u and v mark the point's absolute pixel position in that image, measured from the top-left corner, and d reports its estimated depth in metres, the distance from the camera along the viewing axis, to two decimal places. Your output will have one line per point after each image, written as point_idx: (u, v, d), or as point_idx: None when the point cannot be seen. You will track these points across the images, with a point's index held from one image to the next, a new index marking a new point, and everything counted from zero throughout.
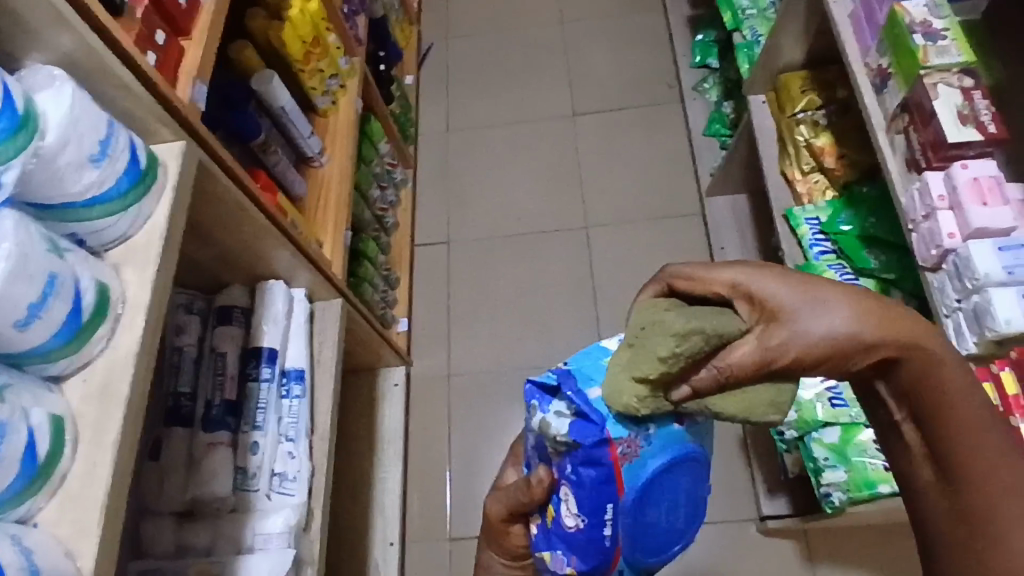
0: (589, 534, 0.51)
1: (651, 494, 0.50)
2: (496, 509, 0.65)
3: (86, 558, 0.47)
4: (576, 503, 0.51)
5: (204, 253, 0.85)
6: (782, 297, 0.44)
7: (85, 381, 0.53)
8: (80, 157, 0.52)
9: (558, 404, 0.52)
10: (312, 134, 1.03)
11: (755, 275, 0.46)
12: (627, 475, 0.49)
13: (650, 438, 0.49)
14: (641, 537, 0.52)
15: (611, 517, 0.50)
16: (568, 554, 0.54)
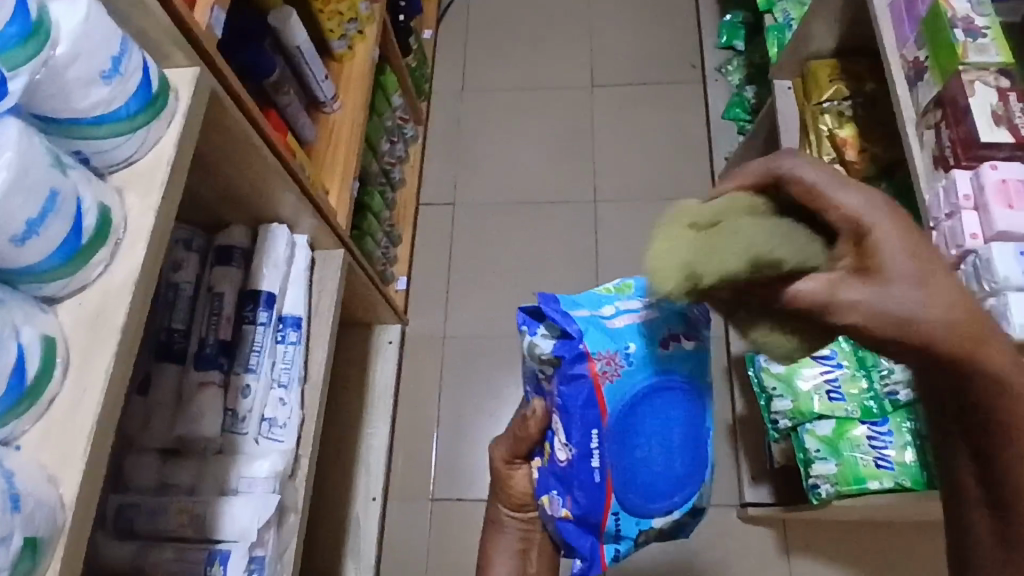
0: (577, 462, 0.58)
1: (635, 422, 0.57)
2: (500, 451, 0.72)
3: (69, 485, 0.47)
4: (566, 433, 0.59)
5: (208, 189, 0.83)
6: (884, 245, 0.43)
7: (80, 306, 0.52)
8: (91, 73, 0.50)
9: (544, 330, 0.62)
10: (326, 78, 1.00)
11: (884, 222, 0.43)
12: (609, 395, 0.57)
13: (629, 356, 0.58)
14: (631, 473, 0.58)
15: (597, 445, 0.57)
16: (564, 497, 0.61)
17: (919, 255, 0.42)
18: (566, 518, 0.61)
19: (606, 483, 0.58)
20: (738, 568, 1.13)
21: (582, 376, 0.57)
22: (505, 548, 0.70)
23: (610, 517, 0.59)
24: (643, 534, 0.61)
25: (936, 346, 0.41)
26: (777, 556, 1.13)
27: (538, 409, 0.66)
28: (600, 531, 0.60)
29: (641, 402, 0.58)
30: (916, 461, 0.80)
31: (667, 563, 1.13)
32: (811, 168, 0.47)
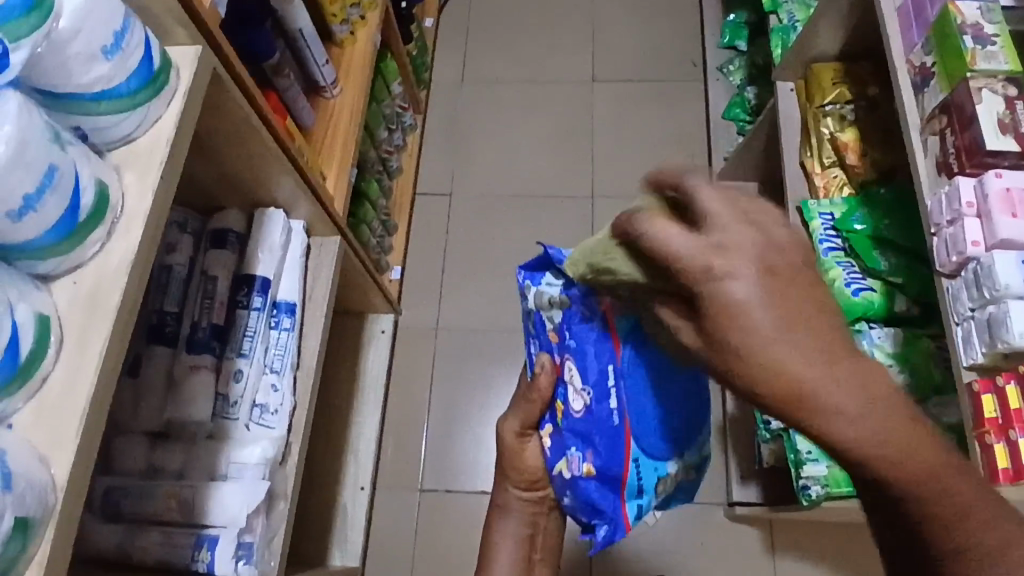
0: (595, 406, 0.58)
1: (647, 356, 0.58)
2: (513, 421, 0.70)
3: (61, 467, 0.46)
4: (581, 374, 0.59)
5: (204, 170, 0.82)
6: (749, 307, 0.36)
7: (74, 285, 0.51)
8: (92, 48, 0.48)
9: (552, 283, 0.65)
10: (327, 62, 0.99)
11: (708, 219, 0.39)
12: (619, 332, 0.59)
13: None
14: (647, 407, 0.57)
15: (613, 381, 0.58)
16: (585, 451, 0.60)
17: (794, 287, 0.37)
18: (588, 478, 0.60)
19: (623, 426, 0.57)
20: (723, 565, 1.14)
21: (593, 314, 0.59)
22: (511, 534, 0.71)
23: (631, 466, 0.58)
24: (660, 485, 0.59)
25: (824, 411, 0.35)
26: (763, 554, 1.14)
27: (545, 367, 0.65)
28: (623, 486, 0.58)
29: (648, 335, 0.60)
30: None
31: (653, 559, 1.14)
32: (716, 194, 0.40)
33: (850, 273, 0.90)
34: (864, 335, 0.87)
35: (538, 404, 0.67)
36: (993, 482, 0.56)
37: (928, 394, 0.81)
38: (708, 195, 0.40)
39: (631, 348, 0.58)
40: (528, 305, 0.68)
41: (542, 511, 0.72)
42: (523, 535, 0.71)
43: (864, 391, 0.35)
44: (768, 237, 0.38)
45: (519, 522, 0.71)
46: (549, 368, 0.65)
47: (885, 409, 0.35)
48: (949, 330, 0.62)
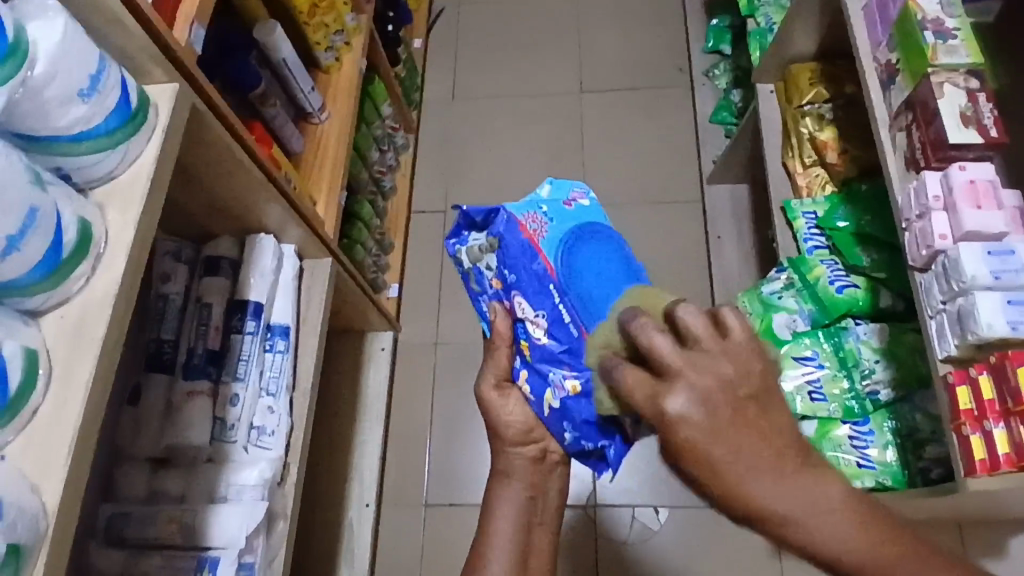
0: (554, 322, 0.58)
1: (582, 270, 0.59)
2: (496, 370, 0.69)
3: (52, 494, 0.47)
4: (529, 302, 0.59)
5: (194, 201, 0.84)
6: (707, 448, 0.36)
7: (62, 317, 0.53)
8: (68, 92, 0.51)
9: (476, 233, 0.62)
10: (313, 90, 1.01)
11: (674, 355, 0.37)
12: (547, 249, 0.58)
13: (549, 216, 0.60)
14: None
15: (558, 295, 0.58)
16: (563, 369, 0.60)
17: (744, 415, 0.36)
18: (574, 399, 0.58)
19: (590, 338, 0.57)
20: (731, 567, 1.13)
21: (517, 238, 0.57)
22: (514, 501, 0.67)
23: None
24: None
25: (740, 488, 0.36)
26: (770, 554, 1.13)
27: (501, 314, 0.65)
28: None
29: (575, 251, 0.59)
30: (897, 460, 0.82)
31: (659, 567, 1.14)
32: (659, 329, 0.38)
33: (835, 270, 0.91)
34: (849, 332, 0.88)
35: (505, 347, 0.67)
36: (971, 474, 0.57)
37: (913, 386, 0.83)
38: (664, 344, 0.37)
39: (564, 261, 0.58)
40: (462, 266, 0.65)
41: (546, 470, 0.69)
42: (528, 497, 0.68)
43: (807, 490, 0.37)
44: (718, 374, 0.36)
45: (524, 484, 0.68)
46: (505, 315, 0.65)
47: (833, 510, 0.37)
48: (923, 323, 0.63)
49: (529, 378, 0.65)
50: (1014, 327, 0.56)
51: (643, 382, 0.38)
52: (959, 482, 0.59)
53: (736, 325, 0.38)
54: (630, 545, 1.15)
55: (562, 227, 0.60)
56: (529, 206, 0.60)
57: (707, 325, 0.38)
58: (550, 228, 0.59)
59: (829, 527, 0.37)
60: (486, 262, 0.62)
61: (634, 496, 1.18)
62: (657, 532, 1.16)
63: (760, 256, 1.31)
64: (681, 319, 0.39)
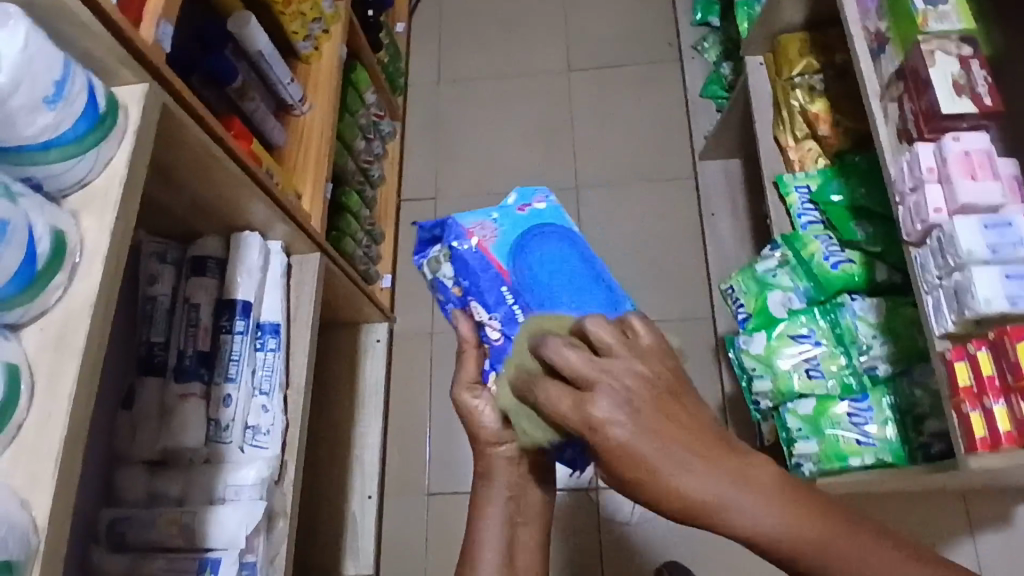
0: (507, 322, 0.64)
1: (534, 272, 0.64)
2: (467, 374, 0.69)
3: (41, 509, 0.47)
4: (485, 306, 0.65)
5: (174, 201, 0.82)
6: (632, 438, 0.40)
7: (41, 330, 0.52)
8: (34, 99, 0.49)
9: (435, 246, 0.70)
10: (292, 81, 0.99)
11: (589, 367, 0.42)
12: (496, 254, 0.65)
13: (498, 223, 0.67)
14: None
15: (510, 297, 0.64)
16: None
17: (668, 411, 0.41)
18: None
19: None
20: (735, 544, 1.14)
21: (468, 250, 0.66)
22: (496, 501, 0.65)
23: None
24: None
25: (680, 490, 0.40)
26: None
27: (465, 321, 0.69)
28: None
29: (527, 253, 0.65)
30: (897, 436, 0.82)
31: (663, 547, 1.14)
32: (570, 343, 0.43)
33: (830, 245, 0.90)
34: (845, 308, 0.87)
35: (472, 350, 0.68)
36: (972, 451, 0.56)
37: (912, 360, 0.82)
38: (577, 356, 0.42)
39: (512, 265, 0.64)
40: (426, 280, 0.72)
41: (526, 468, 0.66)
42: (509, 496, 0.65)
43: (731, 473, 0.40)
44: (634, 374, 0.41)
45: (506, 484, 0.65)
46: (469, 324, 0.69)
47: (762, 491, 0.40)
48: (920, 300, 0.62)
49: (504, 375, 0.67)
50: (1013, 301, 0.56)
51: (567, 396, 0.42)
52: (959, 458, 0.58)
53: (643, 330, 0.44)
54: (633, 526, 1.16)
55: (513, 230, 0.66)
56: (480, 217, 0.67)
57: (616, 335, 0.44)
58: (499, 236, 0.66)
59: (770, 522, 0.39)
60: (446, 275, 0.70)
61: None
62: (660, 512, 1.16)
63: (755, 233, 1.29)
64: (589, 331, 0.45)
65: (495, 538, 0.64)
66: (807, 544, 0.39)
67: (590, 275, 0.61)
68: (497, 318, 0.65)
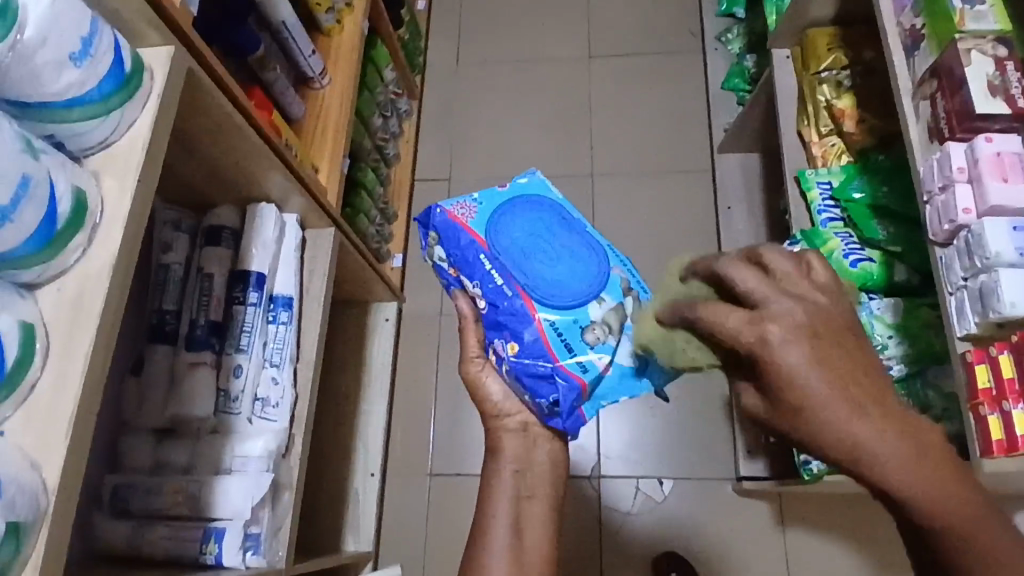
0: (488, 289, 0.61)
1: (513, 240, 0.62)
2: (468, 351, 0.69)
3: (52, 471, 0.47)
4: (469, 280, 0.63)
5: (192, 169, 0.82)
6: (804, 375, 0.39)
7: (59, 291, 0.51)
8: (61, 56, 0.48)
9: (425, 232, 0.69)
10: (314, 53, 0.98)
11: (772, 296, 0.42)
12: (475, 227, 0.63)
13: (476, 199, 0.65)
14: (538, 272, 0.61)
15: (489, 265, 0.61)
16: (506, 337, 0.61)
17: (841, 366, 0.40)
18: (519, 359, 0.60)
19: (522, 294, 0.60)
20: (734, 538, 1.14)
21: (446, 227, 0.64)
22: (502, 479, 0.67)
23: (548, 331, 0.59)
24: (589, 333, 0.59)
25: (843, 434, 0.39)
26: (772, 525, 1.14)
27: (463, 300, 0.68)
28: (549, 350, 0.58)
29: (507, 223, 0.63)
30: None
31: (662, 538, 1.15)
32: (748, 270, 0.44)
33: (849, 243, 0.90)
34: (864, 307, 0.86)
35: (472, 324, 0.68)
36: (988, 453, 0.56)
37: (927, 363, 0.82)
38: (752, 279, 0.43)
39: (493, 234, 0.62)
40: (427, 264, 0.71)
41: (532, 443, 0.69)
42: (514, 470, 0.68)
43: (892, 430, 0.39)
44: (812, 306, 0.41)
45: (513, 459, 0.68)
46: (468, 301, 0.68)
47: (920, 456, 0.39)
48: (943, 299, 0.62)
49: (495, 348, 0.64)
50: None
51: (735, 314, 0.42)
52: (974, 460, 0.58)
53: (823, 269, 0.44)
54: (633, 516, 1.16)
55: (491, 204, 0.64)
56: (458, 196, 0.65)
57: (790, 266, 0.44)
58: (476, 209, 0.64)
59: (917, 489, 0.39)
60: (438, 255, 0.67)
61: (638, 467, 1.19)
62: (661, 503, 1.17)
63: (770, 229, 1.28)
64: (765, 257, 0.45)
65: (504, 513, 0.66)
66: (940, 515, 0.39)
67: (578, 239, 0.63)
68: (480, 290, 0.62)
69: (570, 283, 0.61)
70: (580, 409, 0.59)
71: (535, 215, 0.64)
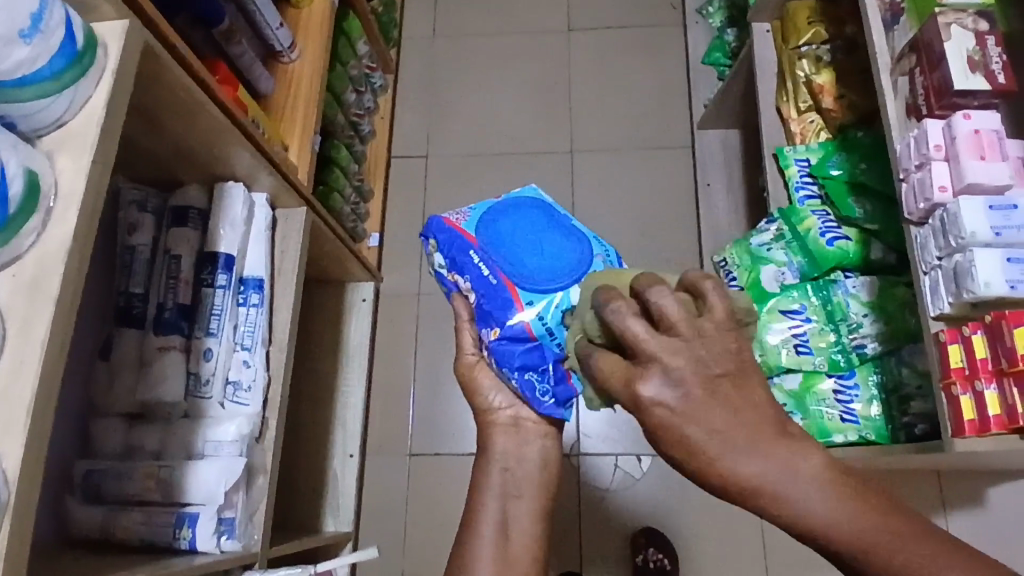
0: (478, 281, 0.59)
1: (502, 236, 0.60)
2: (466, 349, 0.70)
3: (12, 460, 0.45)
4: (462, 279, 0.62)
5: (156, 146, 0.79)
6: (675, 427, 0.36)
7: (13, 276, 0.49)
8: (8, 31, 0.46)
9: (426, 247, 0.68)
10: (282, 26, 0.95)
11: (655, 354, 0.37)
12: (467, 226, 0.62)
13: (470, 205, 0.64)
14: (524, 264, 0.58)
15: (478, 260, 0.60)
16: (491, 326, 0.60)
17: (716, 390, 0.36)
18: (501, 343, 0.60)
19: (506, 281, 0.58)
20: (712, 515, 1.15)
21: (440, 229, 0.63)
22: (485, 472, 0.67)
23: (529, 311, 0.57)
24: (567, 316, 0.57)
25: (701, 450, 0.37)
26: None
27: (462, 303, 0.67)
28: (533, 334, 0.58)
29: (498, 221, 0.61)
30: (881, 414, 0.83)
31: (640, 516, 1.16)
32: (633, 316, 0.38)
33: (826, 222, 0.89)
34: (838, 285, 0.88)
35: (467, 323, 0.67)
36: (959, 434, 0.57)
37: (902, 341, 0.82)
38: (640, 331, 0.37)
39: (483, 230, 0.61)
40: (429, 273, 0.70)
41: (524, 438, 0.68)
42: (503, 469, 0.66)
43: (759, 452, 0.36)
44: (696, 360, 0.36)
45: (501, 455, 0.67)
46: (465, 304, 0.67)
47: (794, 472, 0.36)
48: (917, 279, 0.62)
49: (483, 337, 0.63)
50: (1012, 286, 0.56)
51: (619, 368, 0.39)
52: (946, 441, 0.59)
53: (717, 302, 0.37)
54: (612, 492, 1.17)
55: (483, 206, 0.63)
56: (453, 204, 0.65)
57: (680, 310, 0.37)
58: (470, 212, 0.63)
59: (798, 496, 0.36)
60: (438, 263, 0.66)
61: (619, 444, 1.19)
62: (638, 480, 1.17)
63: (749, 206, 1.28)
64: (653, 299, 0.38)
65: (491, 513, 0.64)
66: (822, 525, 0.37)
67: (566, 233, 0.60)
68: (470, 283, 0.61)
69: (556, 267, 0.58)
70: (568, 378, 0.60)
71: (520, 207, 0.62)
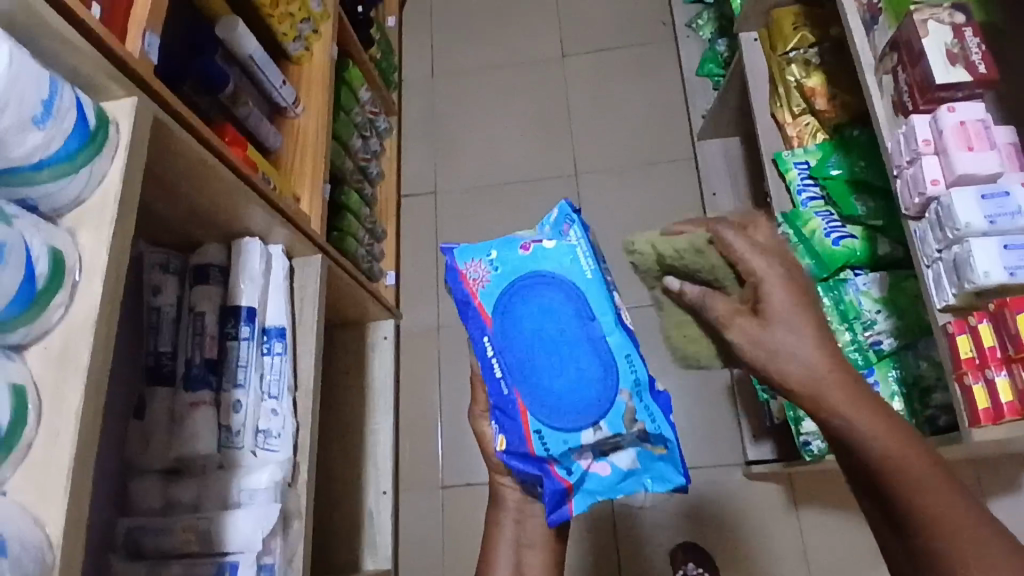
0: (489, 373, 0.65)
1: (516, 335, 0.64)
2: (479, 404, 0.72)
3: (54, 525, 0.47)
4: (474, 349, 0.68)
5: (173, 210, 0.83)
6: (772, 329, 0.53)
7: (45, 349, 0.52)
8: (23, 119, 0.49)
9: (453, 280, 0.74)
10: (285, 84, 0.99)
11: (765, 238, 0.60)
12: (483, 299, 0.67)
13: (493, 265, 0.68)
14: (532, 378, 0.62)
15: (493, 354, 0.65)
16: (500, 429, 0.64)
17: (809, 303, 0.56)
18: (507, 453, 0.63)
19: (515, 397, 0.62)
20: (751, 526, 1.13)
21: (462, 288, 0.69)
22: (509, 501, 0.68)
23: (534, 439, 0.61)
24: (573, 449, 0.60)
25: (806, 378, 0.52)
26: (786, 509, 1.13)
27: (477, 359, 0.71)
28: (534, 457, 0.61)
29: (515, 310, 0.65)
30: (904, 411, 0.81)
31: (676, 532, 1.15)
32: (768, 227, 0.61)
33: (830, 221, 0.90)
34: (848, 284, 0.87)
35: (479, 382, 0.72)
36: (976, 424, 0.57)
37: (916, 335, 0.82)
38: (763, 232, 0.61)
39: (498, 316, 0.66)
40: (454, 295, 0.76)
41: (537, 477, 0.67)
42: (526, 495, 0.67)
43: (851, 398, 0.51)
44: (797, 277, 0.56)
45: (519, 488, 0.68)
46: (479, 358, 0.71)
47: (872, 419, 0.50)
48: (921, 274, 0.62)
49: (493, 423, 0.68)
50: (1011, 273, 0.56)
51: (750, 250, 0.58)
52: (963, 432, 0.58)
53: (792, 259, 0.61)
54: (646, 510, 1.16)
55: (505, 275, 0.67)
56: (479, 254, 0.69)
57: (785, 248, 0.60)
58: (490, 284, 0.67)
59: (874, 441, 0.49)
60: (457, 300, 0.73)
61: None
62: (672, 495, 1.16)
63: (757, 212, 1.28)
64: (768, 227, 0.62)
65: None
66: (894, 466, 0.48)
67: (586, 348, 0.62)
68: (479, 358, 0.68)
69: (571, 395, 0.60)
70: (568, 503, 0.61)
71: (547, 298, 0.64)
